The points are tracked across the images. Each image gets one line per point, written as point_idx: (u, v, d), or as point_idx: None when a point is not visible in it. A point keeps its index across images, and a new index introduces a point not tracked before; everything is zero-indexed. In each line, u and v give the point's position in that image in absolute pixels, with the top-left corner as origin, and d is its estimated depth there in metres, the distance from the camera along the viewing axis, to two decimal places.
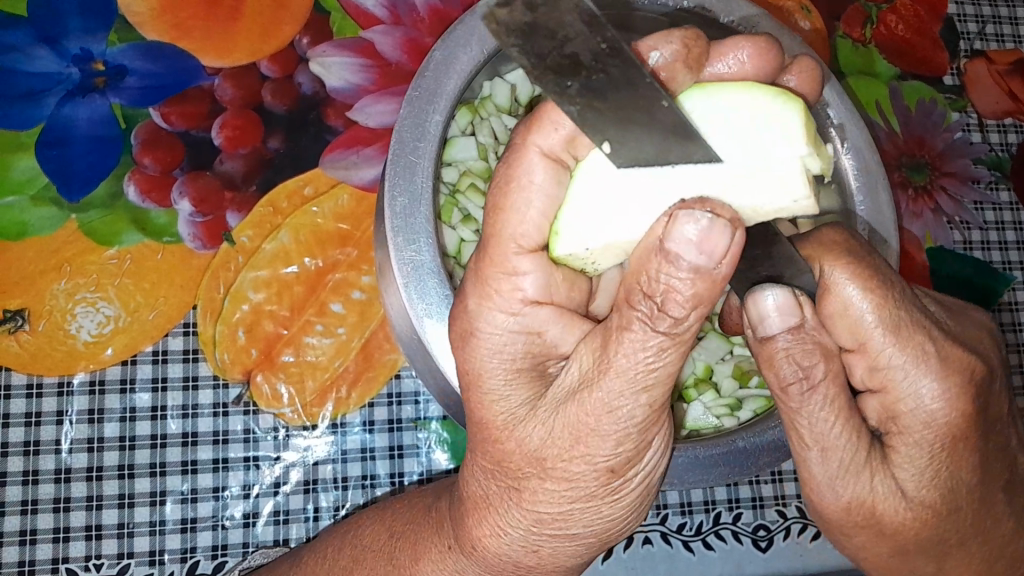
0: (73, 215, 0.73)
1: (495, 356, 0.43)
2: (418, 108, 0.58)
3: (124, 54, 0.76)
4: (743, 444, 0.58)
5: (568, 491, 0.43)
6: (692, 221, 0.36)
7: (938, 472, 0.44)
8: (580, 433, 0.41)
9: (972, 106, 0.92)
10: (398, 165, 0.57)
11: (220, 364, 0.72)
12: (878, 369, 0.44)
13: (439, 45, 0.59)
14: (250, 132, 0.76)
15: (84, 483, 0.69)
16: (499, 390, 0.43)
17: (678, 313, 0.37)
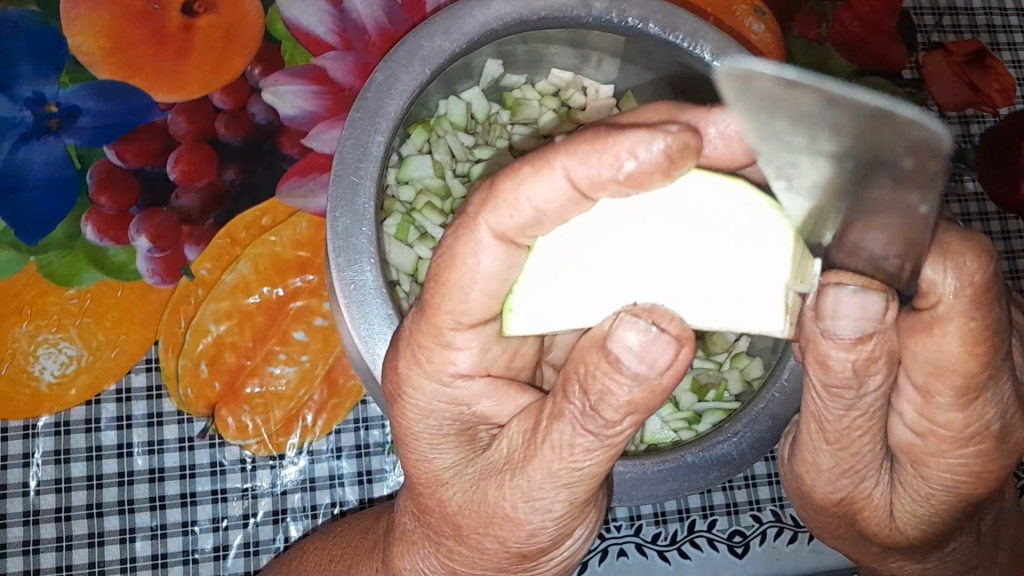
0: (32, 258, 0.73)
1: (417, 414, 0.45)
2: (360, 129, 0.58)
3: (76, 94, 0.76)
4: (692, 459, 0.59)
5: (481, 560, 0.46)
6: (635, 330, 0.38)
7: (935, 493, 0.48)
8: (495, 513, 0.44)
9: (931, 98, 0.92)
10: (340, 186, 0.57)
11: (184, 399, 0.72)
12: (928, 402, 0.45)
13: (381, 68, 0.59)
14: (205, 165, 0.76)
15: (53, 524, 0.70)
16: (422, 447, 0.46)
17: (611, 415, 0.39)
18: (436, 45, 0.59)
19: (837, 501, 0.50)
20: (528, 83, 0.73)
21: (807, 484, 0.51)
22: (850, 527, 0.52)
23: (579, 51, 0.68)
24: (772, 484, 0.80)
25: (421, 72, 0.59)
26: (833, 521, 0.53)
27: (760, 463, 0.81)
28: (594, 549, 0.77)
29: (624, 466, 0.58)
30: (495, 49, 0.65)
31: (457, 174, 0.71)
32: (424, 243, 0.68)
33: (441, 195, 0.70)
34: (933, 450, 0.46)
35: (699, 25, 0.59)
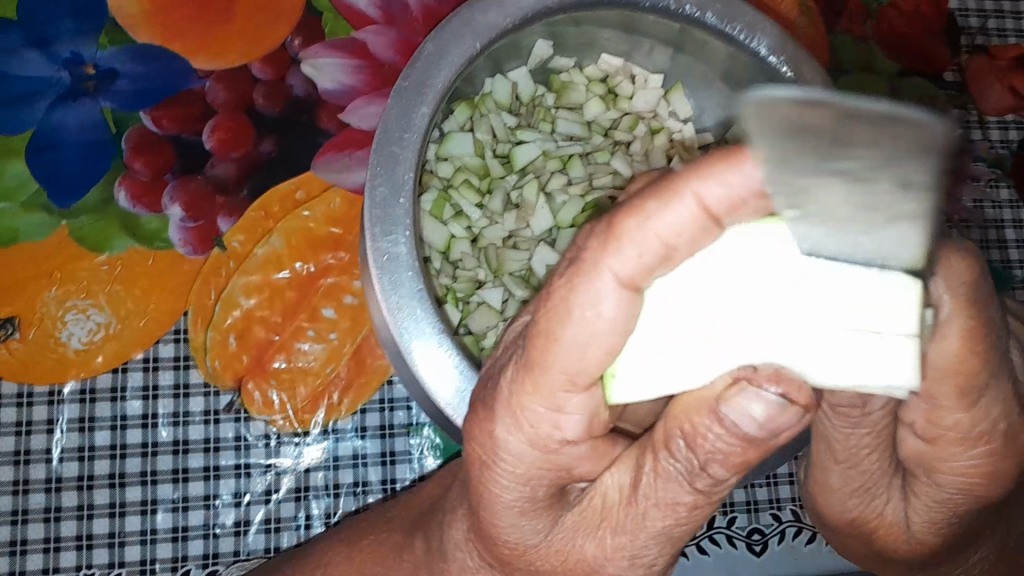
0: (63, 221, 0.72)
1: (511, 479, 0.41)
2: (405, 99, 0.57)
3: (114, 57, 0.74)
4: None
5: None
6: (757, 400, 0.35)
7: (948, 523, 0.47)
8: (582, 553, 0.42)
9: (972, 103, 0.92)
10: (381, 156, 0.56)
11: (211, 371, 0.72)
12: (934, 426, 0.43)
13: (432, 38, 0.58)
14: (242, 135, 0.75)
15: (75, 492, 0.69)
16: (509, 514, 0.42)
17: (717, 471, 0.37)
18: (489, 19, 0.58)
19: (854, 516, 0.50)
20: (577, 68, 0.72)
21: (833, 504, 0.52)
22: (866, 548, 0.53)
23: (630, 37, 0.67)
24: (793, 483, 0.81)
25: (471, 45, 0.58)
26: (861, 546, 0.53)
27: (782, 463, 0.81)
28: None
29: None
30: (547, 29, 0.64)
31: (499, 155, 0.70)
32: (458, 221, 0.68)
33: (480, 174, 0.69)
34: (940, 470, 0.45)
35: (758, 17, 0.59)
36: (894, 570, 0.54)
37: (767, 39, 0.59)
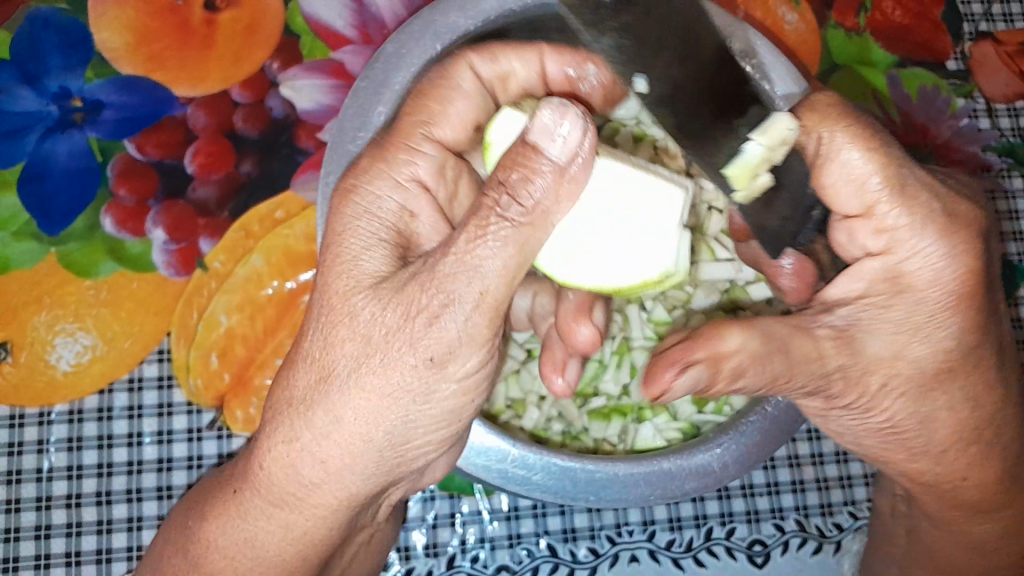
0: (52, 248, 0.74)
1: (365, 300, 0.48)
2: (363, 98, 0.59)
3: (100, 89, 0.77)
4: (669, 465, 0.62)
5: (380, 381, 0.47)
6: (551, 111, 0.45)
7: (949, 351, 0.54)
8: (415, 391, 0.47)
9: (979, 90, 0.87)
10: (336, 153, 0.59)
11: (194, 390, 0.73)
12: (883, 229, 0.53)
13: (391, 39, 0.60)
14: (223, 157, 0.76)
15: (64, 510, 0.71)
16: (344, 372, 0.47)
17: (526, 200, 0.46)
18: (450, 20, 0.59)
19: (909, 402, 0.56)
20: None
21: (828, 418, 0.56)
22: (933, 433, 0.57)
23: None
24: (796, 492, 0.76)
25: (432, 47, 0.59)
26: (922, 458, 0.59)
27: (783, 468, 0.77)
28: (603, 555, 0.75)
29: (592, 467, 0.61)
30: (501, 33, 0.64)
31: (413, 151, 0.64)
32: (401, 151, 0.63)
33: None
34: (948, 285, 0.52)
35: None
36: (966, 452, 0.59)
37: None
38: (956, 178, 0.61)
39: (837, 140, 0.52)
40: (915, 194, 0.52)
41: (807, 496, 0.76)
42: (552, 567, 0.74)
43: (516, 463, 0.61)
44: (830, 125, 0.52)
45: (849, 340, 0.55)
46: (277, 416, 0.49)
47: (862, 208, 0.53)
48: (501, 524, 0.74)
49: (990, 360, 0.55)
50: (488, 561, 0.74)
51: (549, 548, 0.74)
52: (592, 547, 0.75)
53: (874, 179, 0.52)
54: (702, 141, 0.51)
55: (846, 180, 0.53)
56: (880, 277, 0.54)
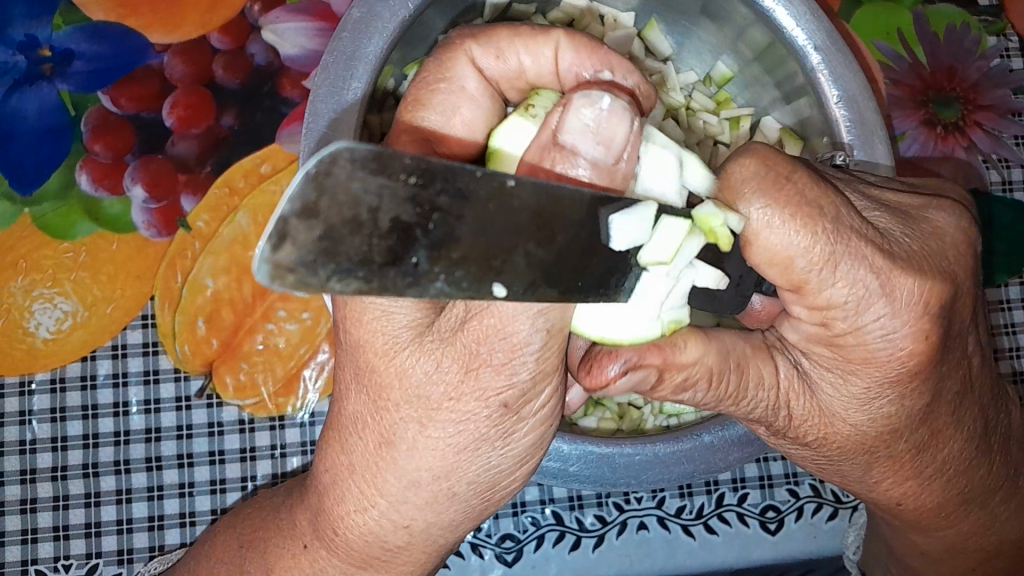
0: (26, 209, 0.70)
1: (413, 356, 0.41)
2: (335, 75, 0.53)
3: (70, 37, 0.72)
4: (711, 438, 0.57)
5: (456, 436, 0.42)
6: (585, 107, 0.35)
7: (880, 413, 0.46)
8: (493, 439, 0.43)
9: (1012, 27, 0.81)
10: (313, 141, 0.52)
11: (180, 356, 0.70)
12: (817, 309, 0.43)
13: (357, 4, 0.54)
14: (203, 109, 0.72)
15: (50, 483, 0.68)
16: (410, 436, 0.42)
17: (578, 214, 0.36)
18: None
19: (850, 456, 0.49)
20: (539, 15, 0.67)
21: (793, 452, 0.51)
22: (872, 478, 0.51)
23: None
24: None
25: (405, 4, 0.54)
26: (858, 487, 0.53)
27: None
28: (611, 522, 0.72)
29: (631, 450, 0.57)
30: None
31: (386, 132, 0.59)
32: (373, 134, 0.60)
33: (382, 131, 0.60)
34: (889, 365, 0.44)
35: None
36: (909, 494, 0.52)
37: None
38: (937, 206, 0.47)
39: (754, 217, 0.40)
40: (853, 272, 0.42)
41: None
42: (558, 535, 0.72)
43: (550, 455, 0.57)
44: (750, 197, 0.40)
45: (801, 386, 0.47)
46: (342, 479, 0.46)
47: (793, 284, 0.42)
48: None
49: (938, 405, 0.47)
50: (492, 531, 0.71)
51: (554, 516, 0.72)
52: (599, 515, 0.72)
53: (801, 260, 0.41)
54: (585, 272, 0.34)
55: (768, 259, 0.41)
56: (817, 342, 0.44)
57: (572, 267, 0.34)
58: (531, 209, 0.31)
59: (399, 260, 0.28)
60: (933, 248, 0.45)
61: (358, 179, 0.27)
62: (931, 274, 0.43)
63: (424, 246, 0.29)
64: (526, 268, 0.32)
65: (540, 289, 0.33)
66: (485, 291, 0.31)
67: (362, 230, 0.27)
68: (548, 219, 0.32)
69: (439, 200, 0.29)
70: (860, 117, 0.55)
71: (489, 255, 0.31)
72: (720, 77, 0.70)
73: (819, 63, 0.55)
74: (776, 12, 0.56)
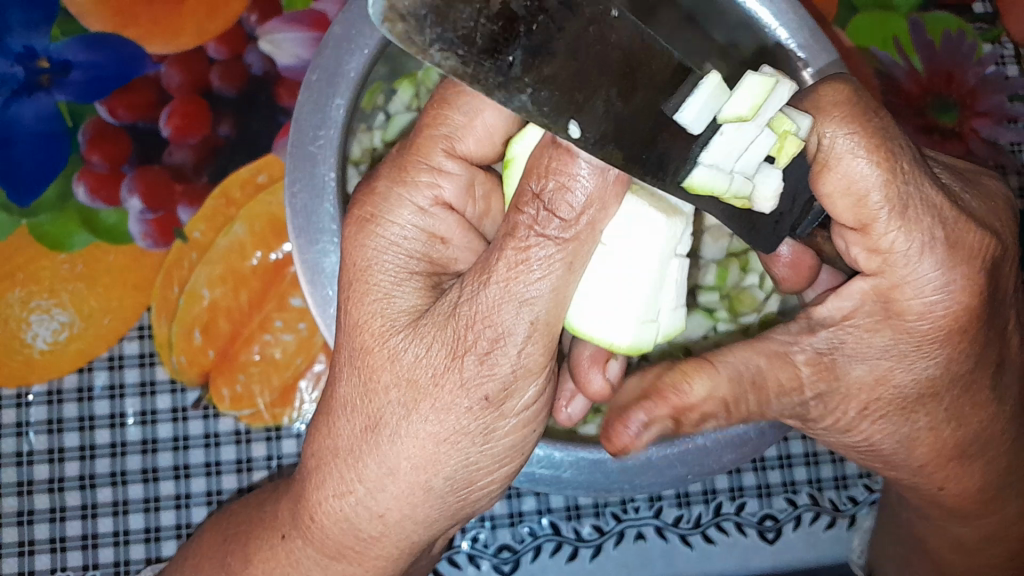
0: (23, 221, 0.70)
1: (406, 340, 0.43)
2: (317, 94, 0.55)
3: (66, 48, 0.72)
4: (703, 442, 0.57)
5: (439, 427, 0.42)
6: None
7: (939, 373, 0.47)
8: (474, 434, 0.43)
9: (1008, 34, 0.82)
10: (297, 157, 0.55)
11: (176, 367, 0.70)
12: (875, 252, 0.45)
13: (339, 20, 0.55)
14: (200, 119, 0.72)
15: (46, 495, 0.68)
16: (395, 420, 0.43)
17: (566, 214, 0.38)
18: None
19: (890, 427, 0.49)
20: None
21: (829, 435, 0.51)
22: (915, 459, 0.52)
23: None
24: (810, 466, 0.73)
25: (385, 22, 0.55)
26: (901, 469, 0.53)
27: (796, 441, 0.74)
28: (608, 532, 0.72)
29: (625, 455, 0.57)
30: None
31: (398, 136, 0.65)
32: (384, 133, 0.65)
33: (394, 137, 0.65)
34: (938, 322, 0.45)
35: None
36: (952, 472, 0.53)
37: None
38: (983, 173, 0.53)
39: (838, 144, 0.43)
40: (919, 218, 0.44)
41: (820, 469, 0.73)
42: (556, 545, 0.72)
43: (541, 462, 0.56)
44: (835, 121, 0.44)
45: (829, 369, 0.47)
46: (325, 463, 0.46)
47: (858, 222, 0.45)
48: (503, 502, 0.72)
49: (979, 381, 0.48)
50: (489, 541, 0.71)
51: (552, 526, 0.72)
52: (597, 525, 0.72)
53: (874, 194, 0.44)
54: (653, 153, 0.38)
55: (844, 189, 0.44)
56: (870, 298, 0.46)
57: (633, 153, 0.37)
58: (617, 67, 0.35)
59: (497, 52, 0.32)
60: (987, 200, 0.50)
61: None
62: (991, 233, 0.46)
63: (522, 45, 0.32)
64: (604, 116, 0.35)
65: (608, 147, 0.36)
66: (561, 125, 0.34)
67: (472, 3, 0.30)
68: (631, 85, 0.35)
69: (546, 5, 0.32)
70: None
71: (575, 91, 0.34)
72: None
73: (805, 64, 0.57)
74: (761, 14, 0.57)
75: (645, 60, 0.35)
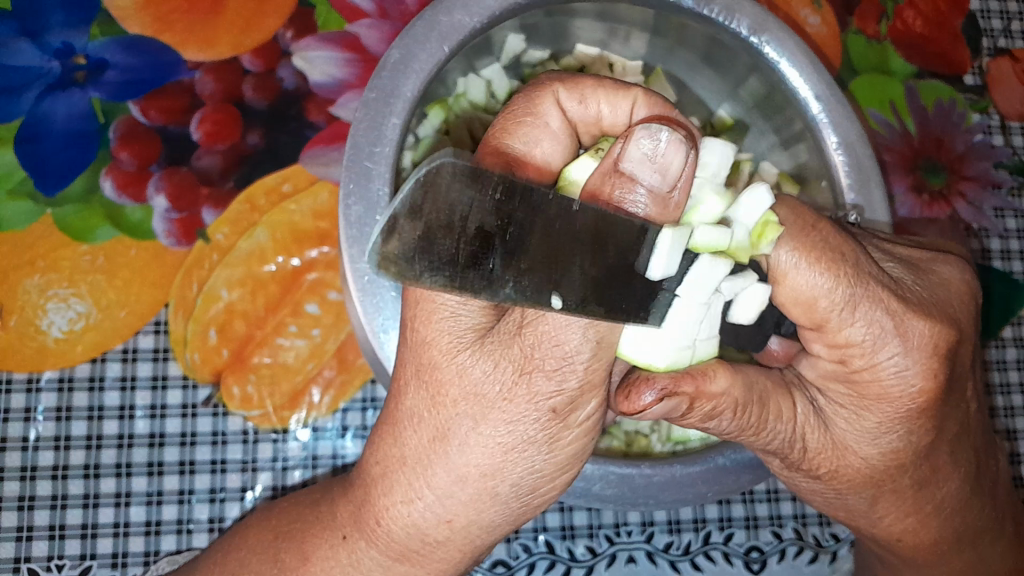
0: (49, 210, 0.72)
1: (473, 358, 0.43)
2: (376, 110, 0.55)
3: (105, 48, 0.74)
4: (724, 461, 0.60)
5: (507, 437, 0.44)
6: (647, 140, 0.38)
7: (896, 441, 0.49)
8: (539, 443, 0.45)
9: (994, 107, 0.87)
10: (354, 171, 0.55)
11: (190, 364, 0.71)
12: (836, 350, 0.48)
13: (397, 44, 0.57)
14: (230, 127, 0.74)
15: (49, 482, 0.68)
16: (462, 431, 0.44)
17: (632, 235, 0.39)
18: (454, 20, 0.57)
19: (857, 487, 0.53)
20: (551, 61, 0.71)
21: (804, 483, 0.55)
22: (877, 512, 0.55)
23: (606, 25, 0.67)
24: (795, 500, 0.76)
25: (439, 50, 0.57)
26: (861, 519, 0.57)
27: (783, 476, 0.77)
28: (601, 554, 0.74)
29: (651, 471, 0.59)
30: (518, 25, 0.63)
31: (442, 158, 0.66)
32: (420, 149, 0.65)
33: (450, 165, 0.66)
34: (902, 401, 0.48)
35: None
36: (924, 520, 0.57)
37: (747, 19, 0.60)
38: (944, 259, 0.54)
39: (784, 259, 0.46)
40: (872, 314, 0.47)
41: (805, 505, 0.76)
42: (548, 564, 0.73)
43: (576, 476, 0.58)
44: (782, 242, 0.46)
45: (814, 424, 0.50)
46: (391, 470, 0.48)
47: (814, 323, 0.47)
48: None
49: (938, 444, 0.52)
50: (484, 556, 0.72)
51: (546, 544, 0.73)
52: (590, 546, 0.74)
53: (824, 300, 0.46)
54: (630, 292, 0.39)
55: (795, 298, 0.47)
56: (836, 379, 0.49)
57: (613, 297, 0.39)
58: (589, 232, 0.37)
59: (478, 263, 0.34)
60: (939, 296, 0.51)
61: (456, 190, 0.33)
62: (940, 320, 0.48)
63: (499, 252, 0.34)
64: (580, 281, 0.37)
65: (590, 305, 0.38)
66: (545, 301, 0.36)
67: (452, 231, 0.33)
68: (602, 238, 0.37)
69: (513, 214, 0.35)
70: (855, 162, 0.59)
71: (552, 266, 0.36)
72: (721, 123, 0.73)
73: (819, 113, 0.60)
74: (783, 64, 0.60)
75: (611, 230, 0.37)
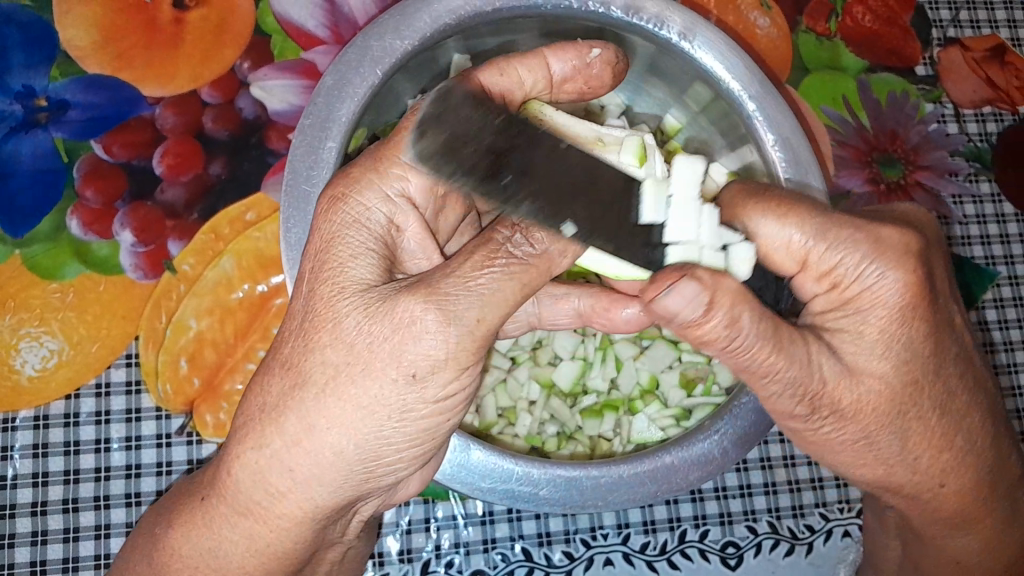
0: (17, 251, 0.73)
1: (359, 315, 0.45)
2: (310, 138, 0.59)
3: (66, 88, 0.75)
4: (672, 459, 0.61)
5: (389, 397, 0.45)
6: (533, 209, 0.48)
7: (907, 346, 0.49)
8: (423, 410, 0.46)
9: (947, 95, 0.88)
10: (292, 198, 0.58)
11: (162, 396, 0.72)
12: (824, 276, 0.50)
13: (331, 72, 0.59)
14: (193, 158, 0.75)
15: (29, 518, 0.70)
16: (343, 391, 0.45)
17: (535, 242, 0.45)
18: (386, 44, 0.60)
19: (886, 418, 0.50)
20: None
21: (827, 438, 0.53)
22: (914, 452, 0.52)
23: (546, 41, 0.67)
24: (768, 494, 0.77)
25: (373, 74, 0.59)
26: (902, 468, 0.53)
27: (755, 471, 0.77)
28: (578, 558, 0.75)
29: (597, 473, 0.60)
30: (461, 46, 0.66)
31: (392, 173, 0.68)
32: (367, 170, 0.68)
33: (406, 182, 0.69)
34: (896, 302, 0.48)
35: (663, 5, 0.62)
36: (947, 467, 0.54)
37: (676, 23, 0.62)
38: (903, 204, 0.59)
39: (757, 222, 0.50)
40: (843, 236, 0.49)
41: (779, 498, 0.77)
42: (527, 570, 0.74)
43: (523, 481, 0.60)
44: (748, 210, 0.51)
45: (826, 353, 0.50)
46: (255, 421, 0.47)
47: (798, 262, 0.51)
48: (477, 529, 0.74)
49: (947, 361, 0.51)
50: (463, 567, 0.73)
51: (524, 552, 0.74)
52: (567, 551, 0.75)
53: (797, 236, 0.50)
54: (619, 235, 0.48)
55: (777, 248, 0.50)
56: (831, 301, 0.50)
57: (610, 232, 0.47)
58: (578, 168, 0.47)
59: (493, 178, 0.44)
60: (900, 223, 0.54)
61: (467, 111, 0.45)
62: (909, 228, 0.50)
63: (511, 171, 0.45)
64: (581, 219, 0.46)
65: (595, 238, 0.47)
66: (558, 228, 0.45)
67: (468, 146, 0.44)
68: (589, 185, 0.47)
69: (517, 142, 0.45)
70: (793, 155, 0.61)
71: (557, 201, 0.46)
72: (670, 128, 0.74)
73: (754, 110, 0.62)
74: (713, 64, 0.62)
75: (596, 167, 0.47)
